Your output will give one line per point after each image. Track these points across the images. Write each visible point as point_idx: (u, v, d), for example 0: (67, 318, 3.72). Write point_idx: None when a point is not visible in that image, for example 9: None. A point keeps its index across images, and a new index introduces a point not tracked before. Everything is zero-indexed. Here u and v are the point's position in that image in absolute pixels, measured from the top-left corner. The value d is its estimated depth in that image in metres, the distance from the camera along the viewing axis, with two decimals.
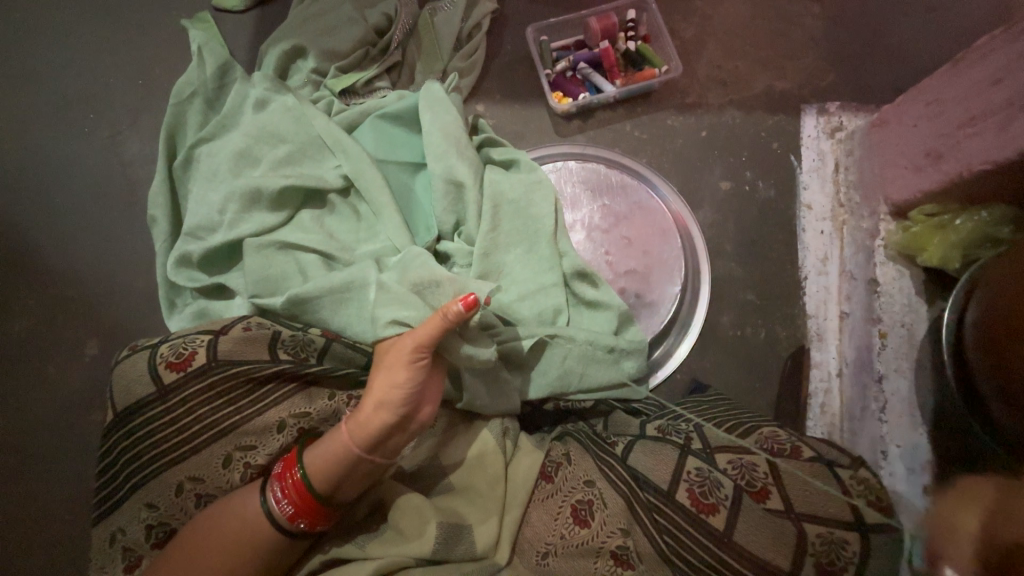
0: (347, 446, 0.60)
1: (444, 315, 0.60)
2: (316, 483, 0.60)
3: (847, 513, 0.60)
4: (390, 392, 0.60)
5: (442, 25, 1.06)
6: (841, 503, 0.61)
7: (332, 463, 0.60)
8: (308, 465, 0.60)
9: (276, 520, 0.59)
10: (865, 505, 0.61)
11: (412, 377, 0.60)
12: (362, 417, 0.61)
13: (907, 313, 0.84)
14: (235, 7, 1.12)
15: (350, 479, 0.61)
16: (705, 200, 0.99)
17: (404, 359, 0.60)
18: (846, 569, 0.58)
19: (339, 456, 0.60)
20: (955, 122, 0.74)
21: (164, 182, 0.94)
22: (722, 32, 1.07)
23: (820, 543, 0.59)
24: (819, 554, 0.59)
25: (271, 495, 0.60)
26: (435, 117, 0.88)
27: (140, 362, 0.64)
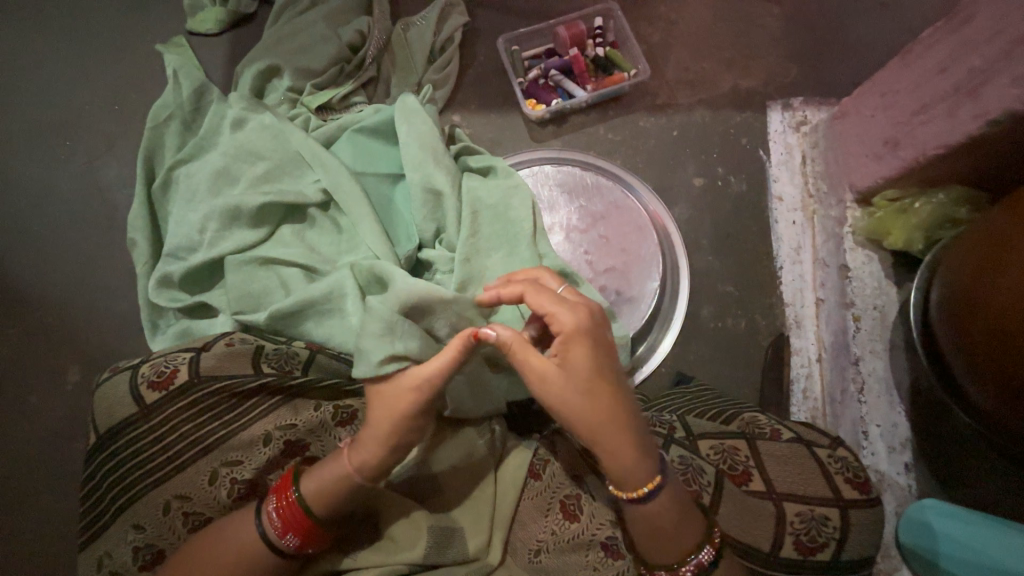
0: (356, 481, 0.60)
1: (460, 350, 0.59)
2: (317, 509, 0.59)
3: (827, 490, 0.62)
4: (403, 432, 0.60)
5: (415, 40, 1.09)
6: (821, 482, 0.63)
7: (340, 496, 0.60)
8: (304, 489, 0.60)
9: (274, 543, 0.59)
10: (844, 483, 0.63)
11: (421, 412, 0.60)
12: (371, 456, 0.60)
13: (877, 296, 0.89)
14: (210, 31, 1.14)
15: (356, 503, 0.62)
16: (679, 197, 1.01)
17: (419, 401, 0.59)
18: (829, 543, 0.61)
19: (344, 486, 0.59)
20: (908, 110, 0.78)
21: (143, 204, 0.95)
22: (686, 35, 1.11)
23: (801, 521, 0.61)
24: (799, 532, 0.61)
25: (267, 518, 0.59)
26: (412, 129, 0.90)
27: (122, 382, 0.64)
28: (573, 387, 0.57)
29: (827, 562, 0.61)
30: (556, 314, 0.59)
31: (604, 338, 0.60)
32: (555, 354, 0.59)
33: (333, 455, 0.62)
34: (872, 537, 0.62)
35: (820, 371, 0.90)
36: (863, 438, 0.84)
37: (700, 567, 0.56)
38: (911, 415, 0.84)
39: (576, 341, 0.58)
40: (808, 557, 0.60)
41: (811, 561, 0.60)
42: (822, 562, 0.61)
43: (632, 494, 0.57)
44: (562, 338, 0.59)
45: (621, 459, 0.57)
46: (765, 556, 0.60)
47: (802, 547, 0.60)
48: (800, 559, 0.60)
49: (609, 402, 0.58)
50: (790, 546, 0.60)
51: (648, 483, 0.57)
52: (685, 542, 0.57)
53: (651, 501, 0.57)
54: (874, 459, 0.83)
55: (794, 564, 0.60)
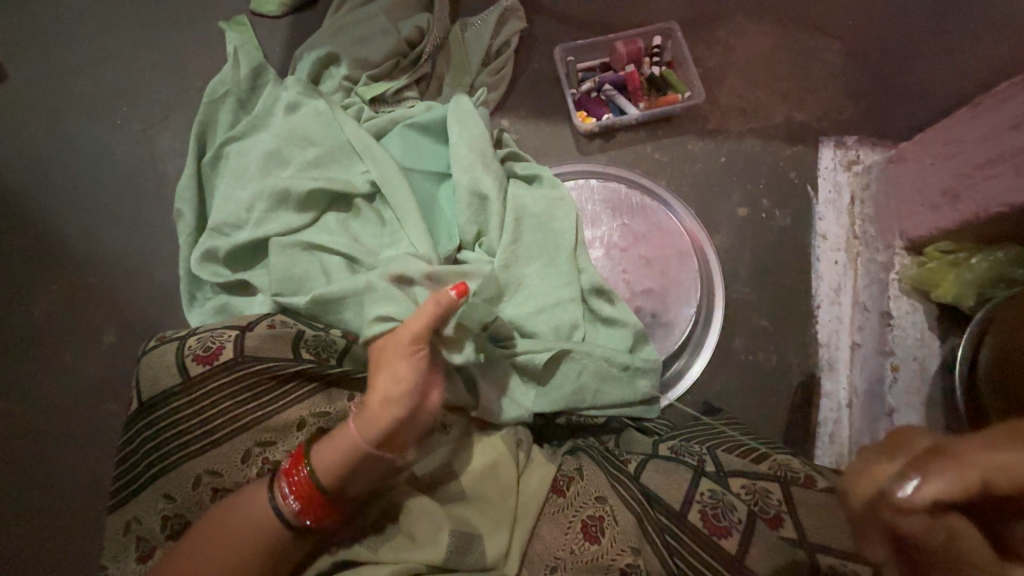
0: (356, 442, 0.61)
1: (438, 302, 0.61)
2: (323, 479, 0.60)
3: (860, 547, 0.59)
4: (394, 386, 0.61)
5: (471, 41, 1.10)
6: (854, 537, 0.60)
7: (341, 459, 0.60)
8: (314, 462, 0.60)
9: (282, 515, 0.59)
10: None
11: (415, 368, 0.62)
12: (368, 414, 0.61)
13: (919, 348, 0.84)
14: (271, 13, 1.15)
15: (358, 472, 0.62)
16: (721, 225, 1.00)
17: (404, 351, 0.62)
18: None
19: (344, 448, 0.60)
20: (973, 163, 0.76)
21: (192, 177, 0.97)
22: (744, 62, 1.10)
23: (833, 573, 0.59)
24: None
25: (278, 492, 0.60)
26: (464, 130, 0.90)
27: (168, 353, 0.65)
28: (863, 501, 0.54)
29: None
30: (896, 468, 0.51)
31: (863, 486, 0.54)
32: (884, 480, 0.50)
33: (338, 424, 0.63)
34: None
35: (849, 418, 0.90)
36: None
37: None
38: None
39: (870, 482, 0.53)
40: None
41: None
42: None
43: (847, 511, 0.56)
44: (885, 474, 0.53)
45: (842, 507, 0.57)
46: None
47: None
48: None
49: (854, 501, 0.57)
50: None
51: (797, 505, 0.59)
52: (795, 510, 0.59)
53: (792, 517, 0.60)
54: None
55: None
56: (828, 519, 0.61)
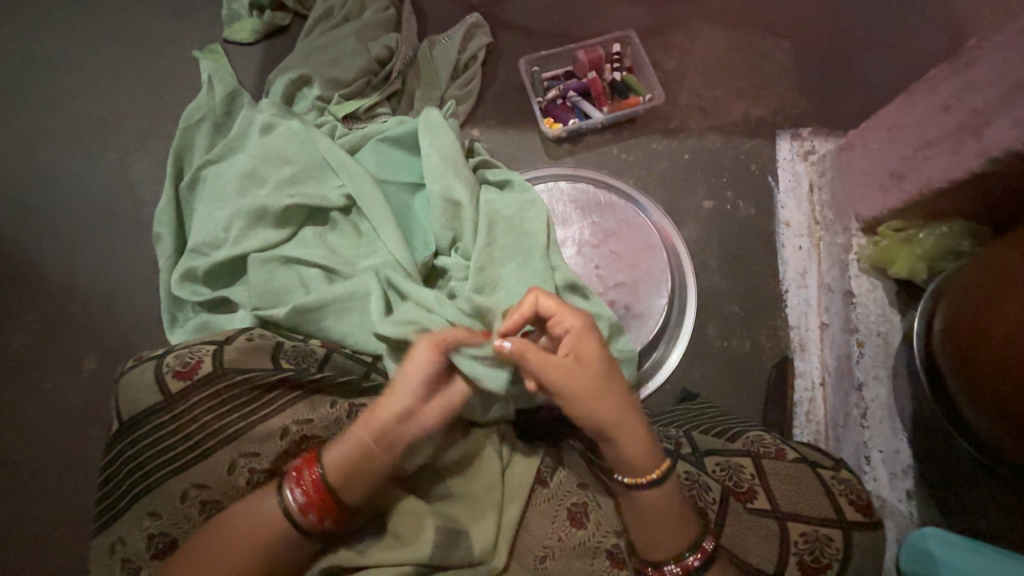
0: (359, 439, 0.61)
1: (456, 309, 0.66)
2: (326, 477, 0.60)
3: (830, 511, 0.63)
4: (403, 385, 0.63)
5: (440, 57, 1.14)
6: (824, 503, 0.63)
7: (343, 457, 0.61)
8: (324, 465, 0.61)
9: (295, 519, 0.59)
10: (848, 504, 0.63)
11: (427, 369, 0.63)
12: (376, 410, 0.62)
13: (881, 323, 0.89)
14: (244, 40, 1.19)
15: (358, 475, 0.61)
16: (688, 218, 1.04)
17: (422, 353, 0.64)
18: (831, 564, 0.61)
19: (348, 446, 0.61)
20: (914, 145, 0.80)
21: (171, 200, 0.98)
22: (700, 64, 1.15)
23: (805, 541, 0.61)
24: (803, 552, 0.61)
25: (288, 495, 0.60)
26: (434, 140, 0.93)
27: (147, 371, 0.66)
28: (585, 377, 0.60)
29: None
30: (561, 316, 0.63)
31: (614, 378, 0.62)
32: (568, 351, 0.62)
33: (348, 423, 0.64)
34: (874, 559, 0.62)
35: (823, 396, 0.92)
36: (866, 463, 0.83)
37: (689, 568, 0.58)
38: (913, 443, 0.84)
39: (582, 346, 0.62)
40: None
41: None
42: None
43: (644, 477, 0.60)
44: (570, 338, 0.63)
45: (643, 444, 0.61)
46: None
47: (805, 568, 0.60)
48: None
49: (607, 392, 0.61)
50: (794, 565, 0.60)
51: (655, 468, 0.60)
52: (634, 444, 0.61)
53: (652, 488, 0.60)
54: (877, 485, 0.82)
55: None
56: (797, 492, 0.64)
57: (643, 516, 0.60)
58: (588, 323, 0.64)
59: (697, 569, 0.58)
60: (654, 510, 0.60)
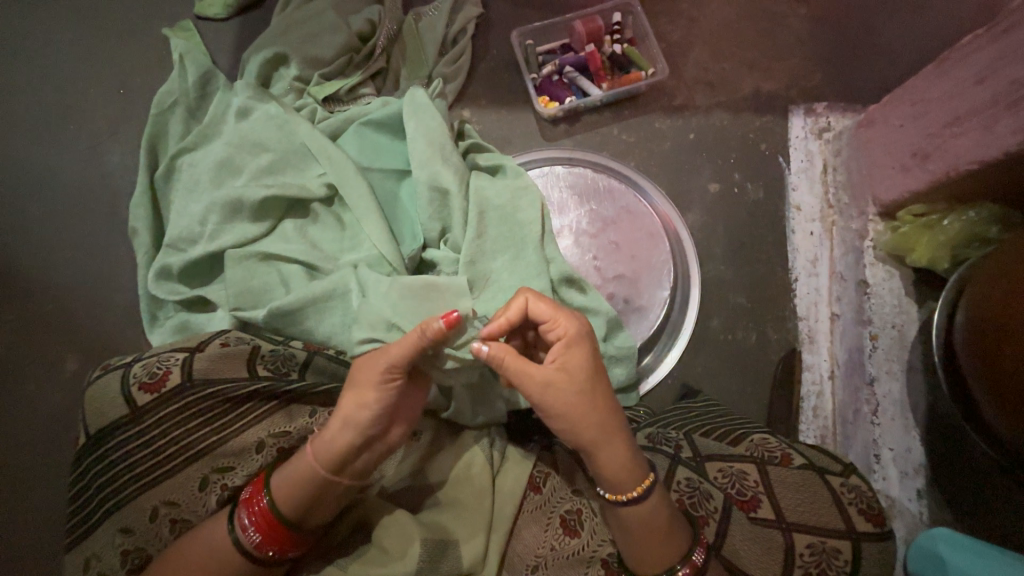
0: (313, 468, 0.57)
1: (422, 331, 0.57)
2: (282, 508, 0.57)
3: (838, 522, 0.59)
4: (358, 410, 0.57)
5: (426, 31, 1.05)
6: (832, 514, 0.60)
7: (298, 486, 0.57)
8: (273, 491, 0.58)
9: (245, 549, 0.57)
10: (857, 514, 0.60)
11: (380, 395, 0.57)
12: (327, 436, 0.57)
13: (898, 315, 0.84)
14: (217, 15, 1.11)
15: (318, 502, 0.58)
16: (693, 203, 0.98)
17: (374, 376, 0.57)
18: None
19: (302, 476, 0.57)
20: (941, 121, 0.73)
21: (145, 192, 0.93)
22: (708, 34, 1.07)
23: (810, 553, 0.58)
24: (808, 565, 0.57)
25: (238, 522, 0.57)
26: (420, 124, 0.87)
27: (114, 382, 0.63)
28: (570, 390, 0.55)
29: None
30: (554, 323, 0.58)
31: (600, 392, 0.57)
32: (553, 360, 0.57)
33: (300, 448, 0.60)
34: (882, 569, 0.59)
35: (832, 389, 0.88)
36: (874, 462, 0.80)
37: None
38: (927, 442, 0.79)
39: (571, 356, 0.57)
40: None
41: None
42: None
43: (622, 496, 0.56)
44: (561, 347, 0.57)
45: (624, 461, 0.56)
46: None
47: None
48: None
49: (589, 408, 0.56)
50: None
51: (638, 485, 0.56)
52: (610, 458, 0.56)
53: (641, 503, 0.56)
54: (885, 484, 0.79)
55: None
56: (801, 500, 0.60)
57: (632, 533, 0.57)
58: (584, 335, 0.58)
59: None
60: (641, 527, 0.56)
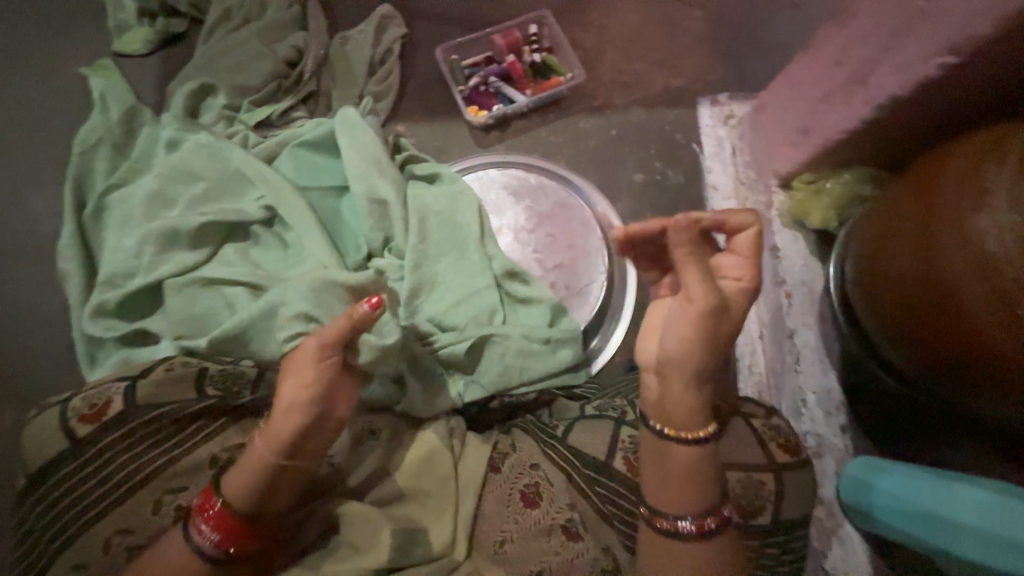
0: (265, 457, 0.58)
1: (354, 316, 0.62)
2: (237, 501, 0.57)
3: (762, 458, 0.60)
4: (301, 393, 0.59)
5: (354, 53, 1.10)
6: (756, 450, 0.61)
7: (252, 477, 0.58)
8: (228, 490, 0.58)
9: (205, 554, 0.57)
10: (777, 449, 0.61)
11: (320, 376, 0.60)
12: (274, 424, 0.59)
13: (806, 272, 0.92)
14: (138, 52, 1.10)
15: (275, 487, 0.59)
16: (621, 193, 1.06)
17: (312, 359, 0.61)
18: (765, 507, 0.59)
19: (255, 466, 0.58)
20: (815, 97, 0.82)
21: (74, 233, 0.91)
22: (618, 39, 1.16)
23: (740, 485, 0.60)
24: (739, 498, 0.59)
25: (194, 532, 0.57)
26: (353, 140, 0.90)
27: (52, 418, 0.61)
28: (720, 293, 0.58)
29: (769, 526, 0.59)
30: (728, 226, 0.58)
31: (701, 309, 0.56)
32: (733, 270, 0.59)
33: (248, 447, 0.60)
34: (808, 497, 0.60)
35: (762, 347, 0.97)
36: (802, 406, 0.87)
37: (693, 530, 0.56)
38: (844, 380, 0.88)
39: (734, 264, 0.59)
40: (747, 521, 0.59)
41: (753, 524, 0.59)
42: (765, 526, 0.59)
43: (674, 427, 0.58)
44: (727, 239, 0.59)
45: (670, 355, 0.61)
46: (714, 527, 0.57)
47: (745, 512, 0.59)
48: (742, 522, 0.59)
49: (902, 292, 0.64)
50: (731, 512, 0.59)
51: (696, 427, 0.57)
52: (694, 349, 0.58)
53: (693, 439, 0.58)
54: (814, 425, 0.86)
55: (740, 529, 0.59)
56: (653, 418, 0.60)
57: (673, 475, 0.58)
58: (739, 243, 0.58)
59: (693, 535, 0.56)
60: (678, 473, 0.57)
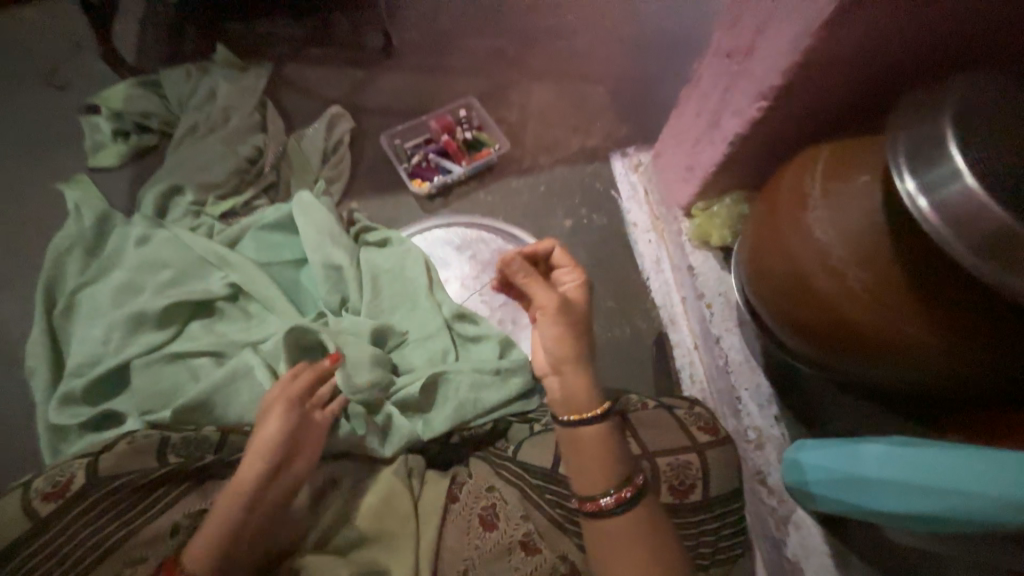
0: (231, 508, 0.62)
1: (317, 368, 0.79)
2: (199, 563, 0.59)
3: (684, 439, 0.72)
4: (267, 442, 0.68)
5: (308, 147, 1.26)
6: (678, 434, 0.73)
7: (217, 534, 0.61)
8: (190, 551, 0.60)
9: None
10: (696, 431, 0.73)
11: (282, 426, 0.70)
12: (239, 475, 0.65)
13: (720, 283, 1.03)
14: (112, 165, 1.23)
15: (240, 541, 0.62)
16: (555, 237, 1.21)
17: (276, 410, 0.71)
18: (696, 484, 0.70)
19: (218, 521, 0.61)
20: (692, 141, 1.00)
21: (43, 331, 0.96)
22: (538, 113, 1.38)
23: (670, 469, 0.70)
24: (670, 479, 0.70)
25: None
26: (308, 218, 1.02)
27: (10, 502, 0.63)
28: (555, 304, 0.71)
29: (702, 500, 0.70)
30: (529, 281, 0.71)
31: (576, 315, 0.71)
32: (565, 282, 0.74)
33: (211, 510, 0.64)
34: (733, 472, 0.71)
35: (699, 357, 1.07)
36: (737, 403, 0.96)
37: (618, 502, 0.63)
38: (770, 375, 0.97)
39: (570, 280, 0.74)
40: (682, 501, 0.69)
41: (687, 503, 0.69)
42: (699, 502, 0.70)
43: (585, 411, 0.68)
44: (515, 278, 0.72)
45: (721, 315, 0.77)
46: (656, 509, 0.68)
47: (676, 492, 0.70)
48: (678, 503, 0.69)
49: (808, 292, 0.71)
50: (667, 493, 0.70)
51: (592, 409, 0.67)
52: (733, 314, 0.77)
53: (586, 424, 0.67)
54: (751, 419, 0.94)
55: (676, 509, 0.69)
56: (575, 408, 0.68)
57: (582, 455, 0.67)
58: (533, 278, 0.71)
59: (629, 500, 0.63)
60: (590, 449, 0.66)
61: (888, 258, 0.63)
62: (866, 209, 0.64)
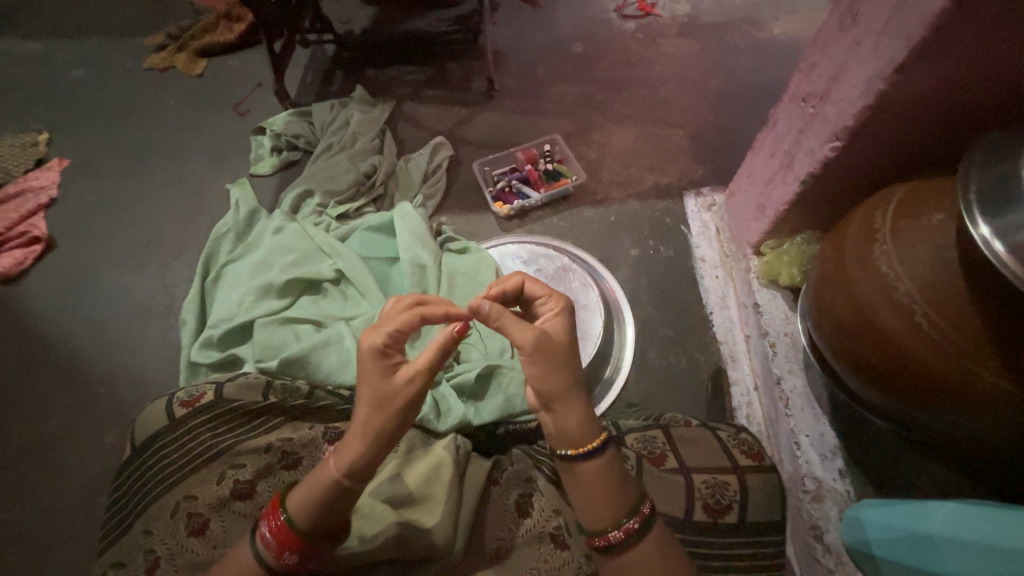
0: (337, 478, 0.62)
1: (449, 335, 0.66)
2: (300, 520, 0.62)
3: (725, 462, 0.75)
4: (377, 421, 0.63)
5: (413, 168, 1.48)
6: (720, 457, 0.75)
7: (318, 499, 0.62)
8: (290, 508, 0.63)
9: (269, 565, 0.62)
10: (739, 454, 0.75)
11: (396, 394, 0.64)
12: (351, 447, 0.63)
13: (787, 325, 1.02)
14: (265, 172, 1.55)
15: (337, 507, 0.63)
16: (620, 264, 1.26)
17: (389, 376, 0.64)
18: (733, 506, 0.72)
19: (321, 485, 0.63)
20: (763, 183, 1.03)
21: (197, 291, 1.22)
22: (617, 152, 1.48)
23: (706, 488, 0.73)
24: (706, 497, 0.73)
25: (259, 539, 0.63)
26: (405, 223, 1.20)
27: (160, 405, 0.82)
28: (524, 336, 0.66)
29: (735, 524, 0.72)
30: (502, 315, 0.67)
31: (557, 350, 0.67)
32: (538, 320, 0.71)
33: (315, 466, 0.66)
34: (774, 505, 0.73)
35: (758, 399, 1.04)
36: (796, 449, 0.90)
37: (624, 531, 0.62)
38: (835, 424, 0.92)
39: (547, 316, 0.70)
40: (715, 521, 0.72)
41: (720, 524, 0.71)
42: (731, 525, 0.72)
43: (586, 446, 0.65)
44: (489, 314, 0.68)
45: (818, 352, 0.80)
46: (678, 520, 0.72)
47: (710, 511, 0.72)
48: (711, 522, 0.72)
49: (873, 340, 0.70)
50: (701, 511, 0.72)
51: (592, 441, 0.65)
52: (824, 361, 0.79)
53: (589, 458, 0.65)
54: (811, 467, 0.88)
55: (707, 528, 0.72)
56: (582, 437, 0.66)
57: (589, 487, 0.65)
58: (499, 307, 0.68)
59: (637, 532, 0.61)
60: (597, 482, 0.64)
61: (965, 298, 0.60)
62: (935, 243, 0.63)
